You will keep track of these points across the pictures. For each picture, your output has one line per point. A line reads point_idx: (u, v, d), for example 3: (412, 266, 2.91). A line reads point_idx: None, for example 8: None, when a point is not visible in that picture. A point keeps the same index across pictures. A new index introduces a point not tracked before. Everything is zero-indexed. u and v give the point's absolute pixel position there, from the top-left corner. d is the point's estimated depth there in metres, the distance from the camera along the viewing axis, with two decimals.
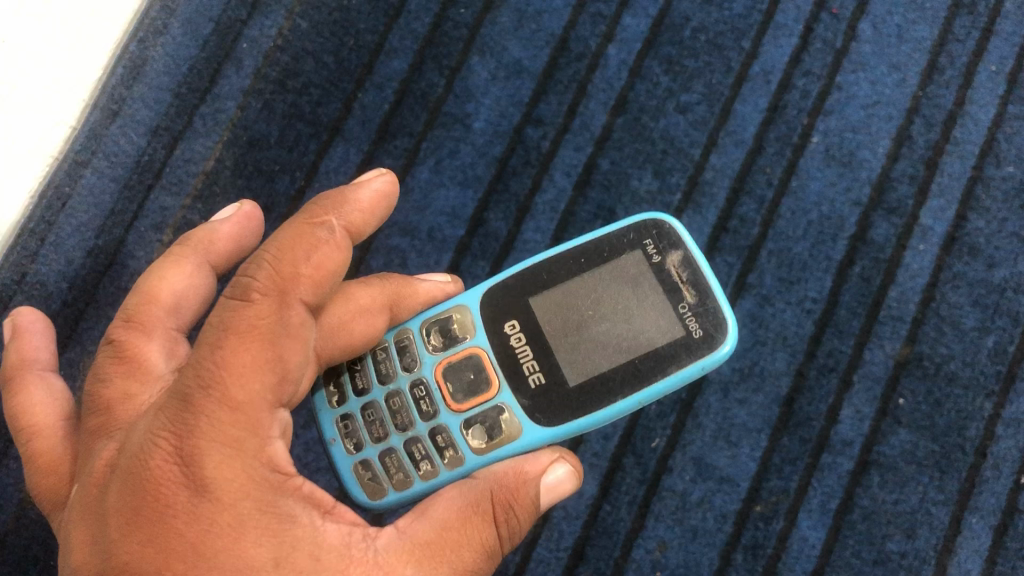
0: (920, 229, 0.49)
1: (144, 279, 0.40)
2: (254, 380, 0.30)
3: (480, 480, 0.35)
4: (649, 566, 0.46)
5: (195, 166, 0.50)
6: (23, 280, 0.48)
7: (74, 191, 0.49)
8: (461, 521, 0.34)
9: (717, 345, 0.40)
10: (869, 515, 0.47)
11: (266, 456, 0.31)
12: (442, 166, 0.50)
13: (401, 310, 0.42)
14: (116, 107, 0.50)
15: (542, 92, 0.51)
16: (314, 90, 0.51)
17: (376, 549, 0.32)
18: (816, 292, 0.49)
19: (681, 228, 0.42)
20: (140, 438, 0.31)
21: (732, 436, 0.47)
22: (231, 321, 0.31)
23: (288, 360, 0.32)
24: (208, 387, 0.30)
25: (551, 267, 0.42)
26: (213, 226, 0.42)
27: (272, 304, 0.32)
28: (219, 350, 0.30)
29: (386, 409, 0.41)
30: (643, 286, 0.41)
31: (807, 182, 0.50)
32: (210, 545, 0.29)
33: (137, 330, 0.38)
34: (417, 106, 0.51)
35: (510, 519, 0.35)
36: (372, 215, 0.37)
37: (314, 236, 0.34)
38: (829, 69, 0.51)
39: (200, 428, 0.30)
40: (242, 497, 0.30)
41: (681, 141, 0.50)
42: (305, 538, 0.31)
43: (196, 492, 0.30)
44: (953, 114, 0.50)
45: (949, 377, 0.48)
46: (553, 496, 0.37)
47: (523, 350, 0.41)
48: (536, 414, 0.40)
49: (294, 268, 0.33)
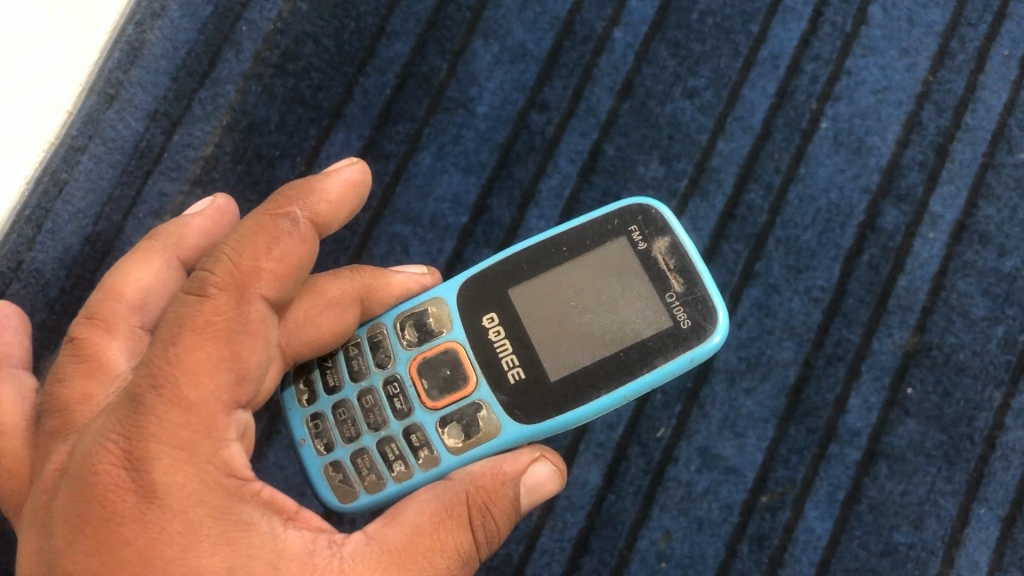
0: (930, 216, 0.49)
1: (111, 276, 0.40)
2: (209, 380, 0.30)
3: (456, 480, 0.34)
4: (654, 557, 0.46)
5: (194, 151, 0.49)
6: (20, 267, 0.47)
7: (71, 176, 0.48)
8: (435, 526, 0.33)
9: (708, 336, 0.39)
10: (877, 506, 0.46)
11: (220, 459, 0.31)
12: (445, 151, 0.50)
13: (372, 303, 0.41)
14: (114, 91, 0.49)
15: (547, 76, 0.50)
16: (315, 74, 0.50)
17: (342, 556, 0.32)
18: (824, 281, 0.48)
19: (667, 213, 0.41)
20: (89, 442, 0.30)
21: (738, 426, 0.47)
22: (186, 318, 0.31)
23: (247, 358, 0.32)
24: (160, 386, 0.30)
25: (532, 257, 0.41)
26: (185, 221, 0.42)
27: (230, 299, 0.31)
28: (173, 347, 0.30)
29: (358, 408, 0.40)
30: (628, 275, 0.40)
31: (816, 168, 0.49)
32: (160, 555, 0.29)
33: (100, 329, 0.38)
34: (419, 91, 0.50)
35: (487, 523, 0.34)
36: (341, 207, 0.36)
37: (277, 227, 0.33)
38: (838, 54, 0.50)
39: (150, 429, 0.29)
40: (195, 504, 0.30)
41: (688, 126, 0.50)
42: (264, 547, 0.30)
43: (146, 499, 0.29)
44: (964, 100, 0.50)
45: (958, 367, 0.47)
46: (533, 493, 0.36)
47: (502, 344, 0.40)
48: (515, 411, 0.39)
49: (254, 262, 0.32)
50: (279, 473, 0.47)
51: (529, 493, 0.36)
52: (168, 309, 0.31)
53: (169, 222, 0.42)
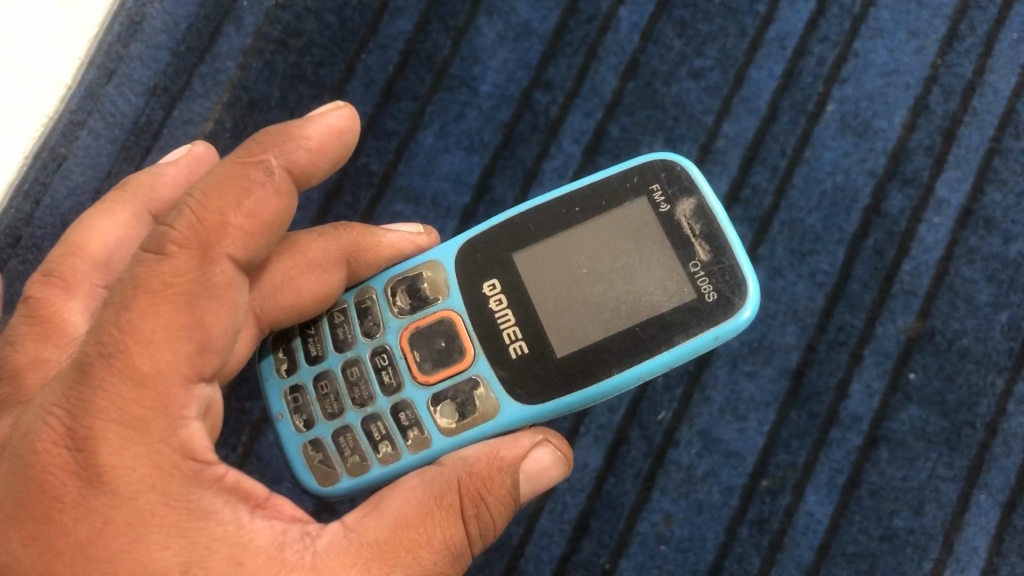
0: (935, 201, 0.48)
1: (78, 226, 0.41)
2: (165, 349, 0.28)
3: (448, 468, 0.34)
4: (654, 539, 0.46)
5: (194, 127, 0.48)
6: (19, 243, 0.47)
7: (70, 151, 0.48)
8: (422, 517, 0.32)
9: (735, 311, 0.38)
10: (877, 491, 0.46)
11: (177, 440, 0.29)
12: (447, 130, 0.49)
13: (360, 263, 0.41)
14: (113, 66, 0.48)
15: (551, 55, 0.50)
16: (316, 50, 0.49)
17: (315, 551, 0.31)
18: (828, 265, 0.48)
19: (694, 171, 0.40)
20: (31, 415, 0.29)
21: (740, 410, 0.47)
22: (143, 279, 0.29)
23: (210, 326, 0.30)
24: (110, 355, 0.28)
25: (543, 219, 0.40)
26: (159, 170, 0.41)
27: (192, 258, 0.30)
28: (125, 313, 0.28)
29: (342, 381, 0.40)
30: (648, 240, 0.39)
31: (821, 151, 0.49)
32: (103, 547, 0.27)
33: (57, 287, 0.39)
34: (422, 68, 0.49)
35: (481, 514, 0.33)
36: (323, 152, 0.35)
37: (247, 177, 0.31)
38: (846, 36, 0.50)
39: (97, 405, 0.28)
40: (147, 491, 0.28)
41: (694, 107, 0.49)
42: (226, 538, 0.29)
43: (90, 483, 0.28)
44: (972, 84, 0.49)
45: (961, 353, 0.47)
46: (538, 482, 0.35)
47: (505, 315, 0.39)
48: (516, 390, 0.38)
49: (221, 217, 0.30)
50: (278, 452, 0.47)
51: (530, 479, 0.35)
52: (126, 269, 0.29)
53: (145, 170, 0.42)
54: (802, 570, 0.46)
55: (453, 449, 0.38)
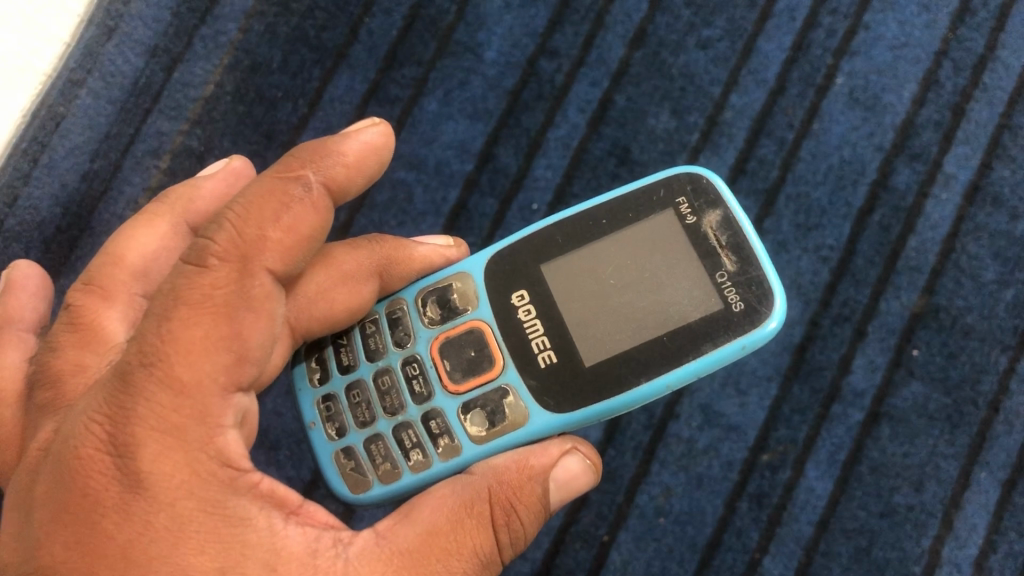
0: (943, 177, 0.48)
1: (115, 239, 0.40)
2: (205, 360, 0.28)
3: (478, 476, 0.33)
4: (653, 512, 0.46)
5: (195, 90, 0.48)
6: (16, 203, 0.46)
7: (69, 111, 0.47)
8: (452, 526, 0.31)
9: (762, 322, 0.37)
10: (878, 467, 0.46)
11: (214, 447, 0.29)
12: (451, 97, 0.48)
13: (392, 276, 0.40)
14: (113, 24, 0.47)
15: (558, 22, 0.49)
16: (319, 13, 0.49)
17: (347, 557, 0.30)
18: (833, 240, 0.47)
19: (720, 184, 0.39)
20: (73, 422, 0.28)
21: (741, 384, 0.47)
22: (183, 289, 0.28)
23: (248, 337, 0.29)
24: (151, 364, 0.28)
25: (569, 231, 0.39)
26: (196, 183, 0.41)
27: (232, 271, 0.29)
28: (166, 323, 0.28)
29: (374, 389, 0.39)
30: (674, 251, 0.38)
31: (829, 125, 0.48)
32: (142, 551, 0.27)
33: (96, 296, 0.38)
34: (426, 34, 0.49)
35: (511, 522, 0.32)
36: (358, 170, 0.34)
37: (286, 193, 0.31)
38: (856, 7, 0.49)
39: (137, 413, 0.27)
40: (184, 497, 0.28)
41: (701, 78, 0.49)
42: (261, 545, 0.29)
43: (130, 489, 0.27)
44: (983, 59, 0.49)
45: (965, 330, 0.47)
46: (567, 490, 0.35)
47: (533, 324, 0.39)
48: (544, 398, 0.37)
49: (259, 232, 0.30)
50: (277, 420, 0.46)
51: (559, 489, 0.35)
52: (166, 280, 0.29)
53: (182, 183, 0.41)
54: (800, 545, 0.45)
55: (483, 457, 0.37)
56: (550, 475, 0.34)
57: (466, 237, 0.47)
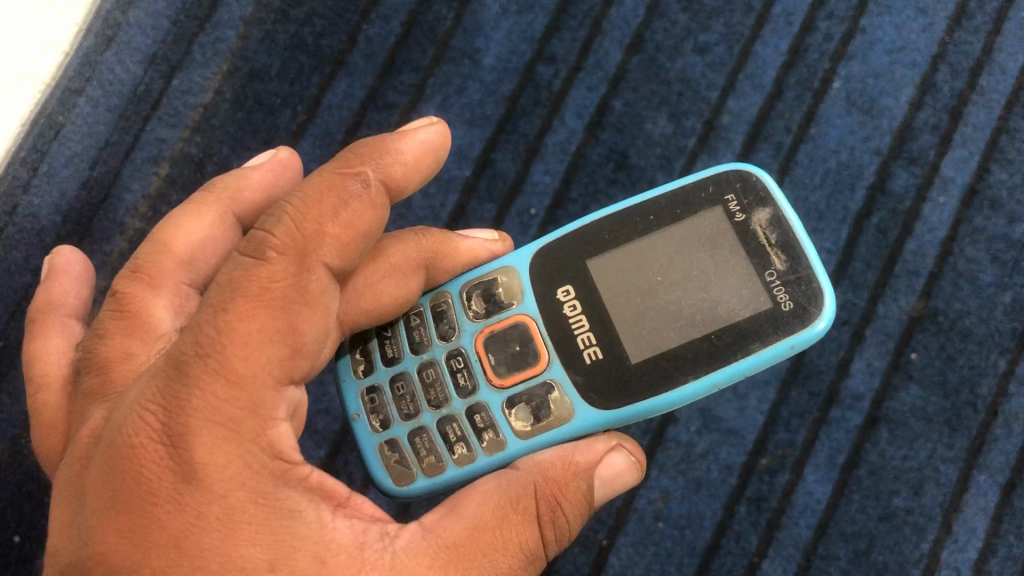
0: (940, 180, 0.48)
1: (163, 224, 0.39)
2: (260, 353, 0.28)
3: (525, 471, 0.33)
4: (652, 516, 0.46)
5: (193, 97, 0.48)
6: (16, 211, 0.47)
7: (67, 119, 0.47)
8: (498, 520, 0.31)
9: (811, 321, 0.37)
10: (877, 470, 0.46)
11: (266, 440, 0.29)
12: (449, 103, 0.49)
13: (437, 269, 0.40)
14: (111, 32, 0.48)
15: (555, 28, 0.49)
16: (317, 20, 0.49)
17: (394, 550, 0.30)
18: (831, 243, 0.47)
19: (769, 181, 0.39)
20: (127, 410, 0.29)
21: (740, 388, 0.47)
22: (241, 282, 0.29)
23: (303, 331, 0.30)
24: (207, 356, 0.28)
25: (617, 227, 0.39)
26: (244, 173, 0.40)
27: (289, 265, 0.30)
28: (222, 315, 0.28)
29: (418, 382, 0.39)
30: (723, 249, 0.38)
31: (827, 129, 0.48)
32: (195, 542, 0.27)
33: (144, 283, 0.37)
34: (424, 40, 0.49)
35: (556, 518, 0.33)
36: (416, 169, 0.35)
37: (347, 189, 0.32)
38: (853, 11, 0.49)
39: (192, 403, 0.28)
40: (236, 488, 0.28)
41: (698, 83, 0.49)
42: (310, 537, 0.29)
43: (184, 479, 0.27)
44: (980, 62, 0.49)
45: (964, 333, 0.47)
46: (611, 487, 0.35)
47: (579, 320, 0.39)
48: (590, 394, 0.38)
49: (319, 226, 0.31)
50: None
51: (603, 484, 0.35)
52: (222, 271, 0.29)
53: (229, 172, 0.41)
54: (799, 549, 0.45)
55: (529, 452, 0.37)
56: (595, 471, 0.34)
57: None
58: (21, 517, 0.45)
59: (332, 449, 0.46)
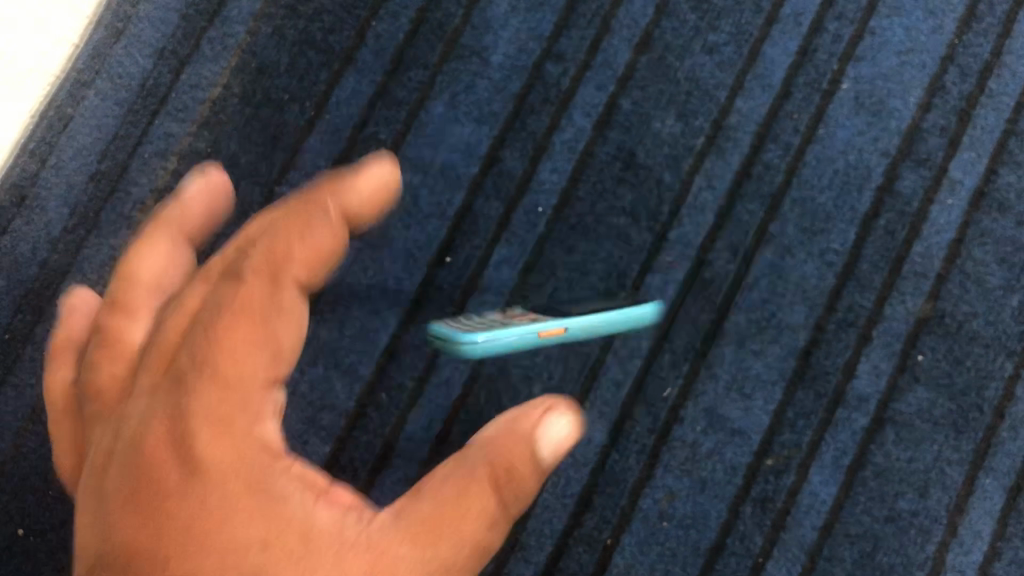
0: (949, 182, 0.48)
1: (64, 325, 0.36)
2: (250, 363, 0.26)
3: (471, 456, 0.28)
4: (656, 516, 0.46)
5: (201, 92, 0.48)
6: (23, 203, 0.47)
7: (76, 112, 0.47)
8: (457, 490, 0.27)
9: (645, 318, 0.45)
10: (882, 472, 0.46)
11: (259, 435, 0.26)
12: (457, 100, 0.48)
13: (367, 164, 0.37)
14: (121, 25, 0.48)
15: (564, 26, 0.49)
16: (326, 16, 0.49)
17: (371, 531, 0.26)
18: (839, 245, 0.47)
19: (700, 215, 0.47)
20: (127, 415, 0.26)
21: (746, 388, 0.46)
22: (223, 302, 0.27)
23: (283, 339, 0.27)
24: (199, 367, 0.26)
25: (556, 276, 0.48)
26: (183, 200, 0.36)
27: (265, 286, 0.27)
28: (210, 333, 0.27)
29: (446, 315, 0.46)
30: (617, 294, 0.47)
31: (835, 130, 0.48)
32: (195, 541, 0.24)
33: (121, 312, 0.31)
34: (432, 37, 0.49)
35: (513, 483, 0.28)
36: (372, 209, 0.30)
37: (306, 223, 0.28)
38: (863, 13, 0.49)
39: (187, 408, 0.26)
40: (229, 477, 0.25)
41: (707, 82, 0.49)
42: (303, 522, 0.25)
43: (186, 476, 0.25)
44: (989, 65, 0.49)
45: (971, 336, 0.47)
46: (550, 452, 0.29)
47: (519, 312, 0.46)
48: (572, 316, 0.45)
49: (283, 252, 0.28)
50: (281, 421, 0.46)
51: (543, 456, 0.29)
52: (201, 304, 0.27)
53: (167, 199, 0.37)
54: (803, 550, 0.45)
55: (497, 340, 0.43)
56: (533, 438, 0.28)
57: (471, 240, 0.48)
58: (24, 510, 0.45)
59: (338, 444, 0.46)
